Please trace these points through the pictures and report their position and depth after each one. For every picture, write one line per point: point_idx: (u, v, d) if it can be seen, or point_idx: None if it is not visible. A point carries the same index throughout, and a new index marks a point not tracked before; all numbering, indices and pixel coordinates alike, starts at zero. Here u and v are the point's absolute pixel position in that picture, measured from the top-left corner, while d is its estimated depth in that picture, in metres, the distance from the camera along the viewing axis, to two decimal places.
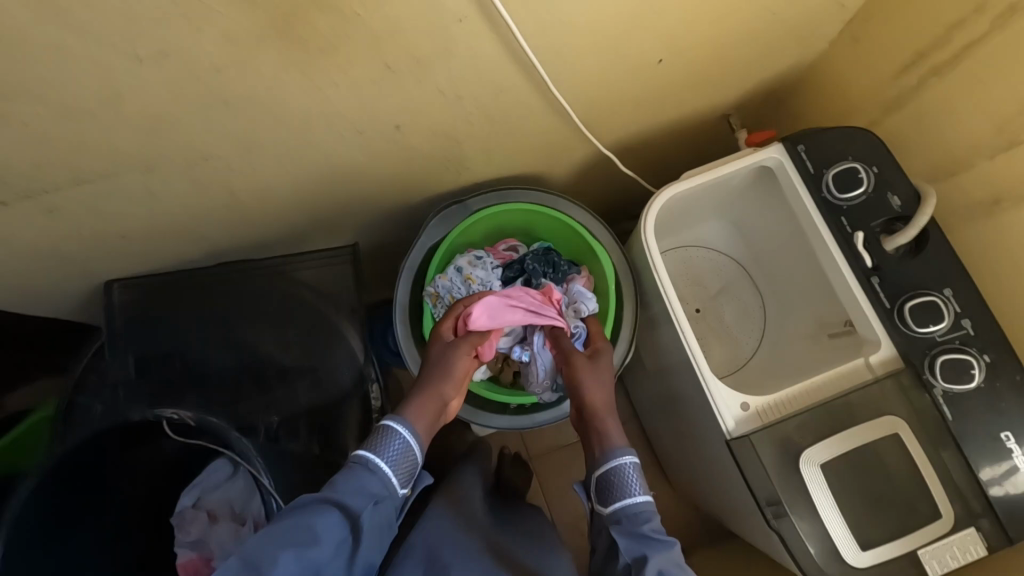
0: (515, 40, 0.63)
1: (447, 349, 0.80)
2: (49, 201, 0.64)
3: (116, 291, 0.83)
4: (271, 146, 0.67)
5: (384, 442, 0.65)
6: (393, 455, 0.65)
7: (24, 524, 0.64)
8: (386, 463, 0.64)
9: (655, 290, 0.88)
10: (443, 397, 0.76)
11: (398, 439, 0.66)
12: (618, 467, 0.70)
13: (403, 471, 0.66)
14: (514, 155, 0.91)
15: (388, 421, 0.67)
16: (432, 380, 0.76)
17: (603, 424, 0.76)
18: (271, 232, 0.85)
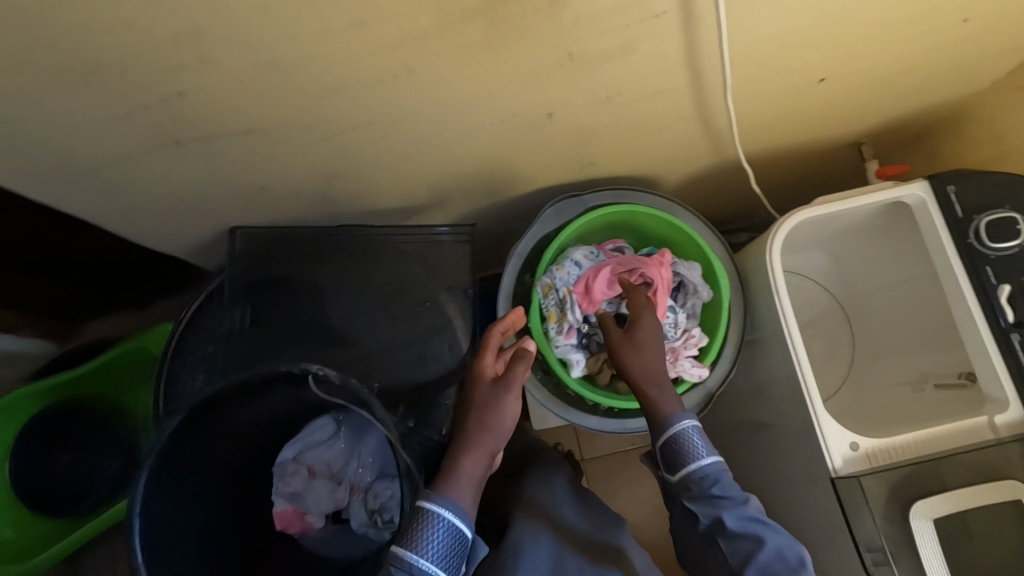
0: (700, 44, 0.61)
1: (489, 399, 0.72)
2: (211, 147, 0.65)
3: (238, 239, 0.85)
4: (430, 119, 0.67)
5: (427, 535, 0.62)
6: (439, 547, 0.61)
7: (162, 460, 0.60)
8: (431, 561, 0.60)
9: (771, 314, 0.85)
10: (490, 454, 0.70)
11: (443, 526, 0.62)
12: (682, 435, 0.71)
13: (453, 556, 0.63)
14: (641, 156, 0.89)
15: (429, 507, 0.62)
16: (472, 437, 0.70)
17: (653, 392, 0.74)
18: (392, 201, 0.86)
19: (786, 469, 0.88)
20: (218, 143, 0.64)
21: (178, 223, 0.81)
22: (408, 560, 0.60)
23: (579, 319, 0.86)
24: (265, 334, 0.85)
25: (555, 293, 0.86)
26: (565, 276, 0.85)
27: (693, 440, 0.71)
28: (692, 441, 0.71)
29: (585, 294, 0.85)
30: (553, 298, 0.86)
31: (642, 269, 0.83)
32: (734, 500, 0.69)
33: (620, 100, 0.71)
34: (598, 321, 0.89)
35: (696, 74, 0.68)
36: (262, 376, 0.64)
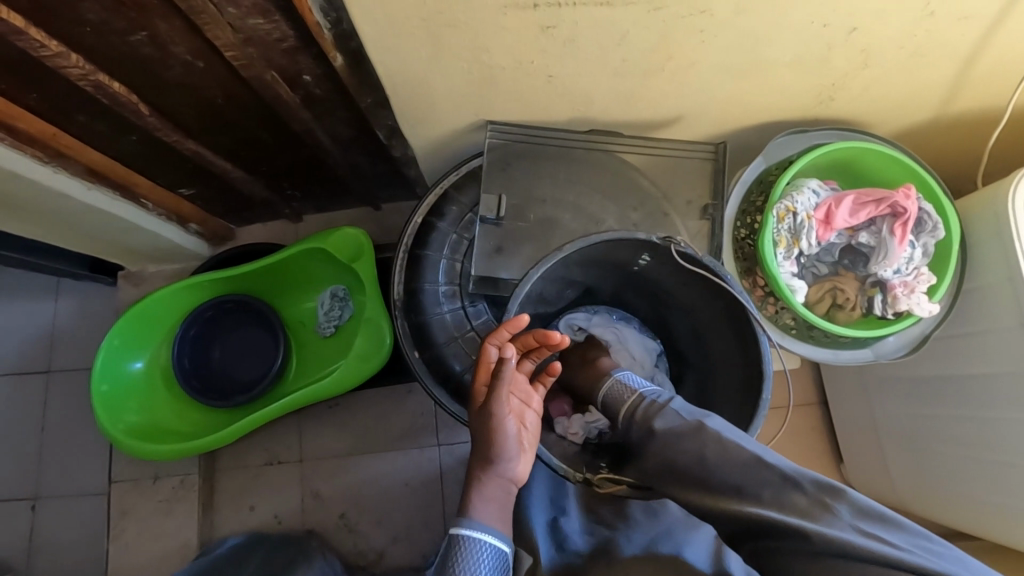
0: None
1: (486, 421, 0.71)
2: (549, 19, 0.67)
3: (489, 132, 0.89)
4: (757, 16, 0.69)
5: (469, 556, 0.63)
6: (478, 567, 0.63)
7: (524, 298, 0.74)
8: (484, 572, 0.63)
9: (1004, 259, 0.87)
10: (502, 473, 0.71)
11: (483, 548, 0.64)
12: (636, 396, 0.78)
13: (499, 573, 0.65)
14: (881, 101, 0.91)
15: (461, 531, 0.65)
16: (483, 460, 0.71)
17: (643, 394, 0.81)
18: (644, 115, 0.88)
19: (993, 416, 0.90)
20: (566, 14, 0.66)
21: (448, 106, 0.84)
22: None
23: (811, 245, 0.89)
24: (517, 228, 0.92)
25: (791, 218, 0.88)
26: (805, 202, 0.88)
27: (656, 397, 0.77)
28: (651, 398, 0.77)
29: (823, 221, 0.88)
30: (789, 223, 0.88)
31: (891, 199, 0.85)
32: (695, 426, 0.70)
33: (926, 21, 0.73)
34: (821, 254, 0.92)
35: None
36: (633, 239, 0.74)
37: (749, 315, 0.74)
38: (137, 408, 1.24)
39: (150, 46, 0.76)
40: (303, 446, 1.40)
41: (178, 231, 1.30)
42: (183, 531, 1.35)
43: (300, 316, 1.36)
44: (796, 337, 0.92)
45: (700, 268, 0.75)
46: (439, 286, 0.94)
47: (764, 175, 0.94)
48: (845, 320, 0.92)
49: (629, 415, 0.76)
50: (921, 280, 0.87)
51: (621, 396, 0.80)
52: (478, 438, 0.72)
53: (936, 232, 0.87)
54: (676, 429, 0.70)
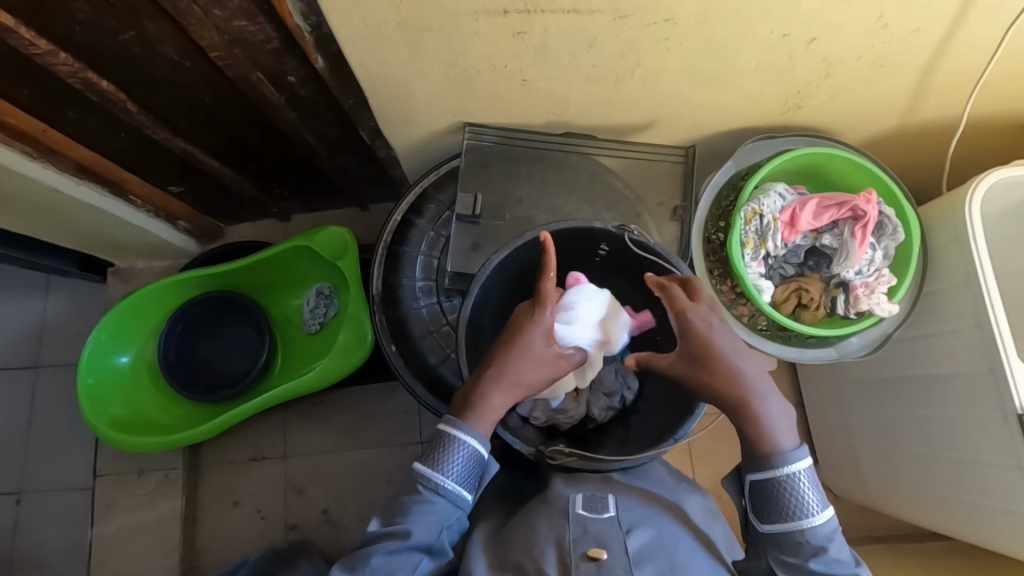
0: None
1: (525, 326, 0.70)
2: (520, 26, 0.70)
3: (466, 134, 0.92)
4: (720, 25, 0.73)
5: (449, 455, 0.67)
6: (459, 466, 0.67)
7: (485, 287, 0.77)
8: (453, 479, 0.67)
9: (962, 263, 0.90)
10: (519, 376, 0.69)
11: (461, 451, 0.67)
12: (786, 478, 0.64)
13: (471, 477, 0.69)
14: (847, 109, 0.94)
15: (448, 429, 0.68)
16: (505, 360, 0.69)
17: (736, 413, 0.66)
18: (618, 119, 0.91)
19: (954, 414, 0.93)
20: (536, 20, 0.69)
21: (427, 107, 0.87)
22: (434, 480, 0.67)
23: (777, 246, 0.92)
24: (494, 226, 0.95)
25: (758, 220, 0.91)
26: (771, 204, 0.91)
27: (801, 489, 0.65)
28: (803, 495, 0.64)
29: (788, 223, 0.91)
30: (755, 225, 0.91)
31: (852, 203, 0.89)
32: (803, 502, 0.64)
33: (882, 33, 0.77)
34: (787, 255, 0.95)
35: (963, 13, 0.74)
36: (593, 228, 0.77)
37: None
38: (122, 401, 1.26)
39: (138, 45, 0.79)
40: (288, 442, 1.42)
41: (167, 228, 1.32)
42: (166, 526, 1.36)
43: (286, 313, 1.38)
44: (762, 336, 0.95)
45: (652, 256, 0.78)
46: (416, 281, 0.97)
47: (734, 179, 0.98)
48: (810, 320, 0.94)
49: (752, 470, 0.66)
50: (881, 281, 0.90)
51: (754, 452, 0.66)
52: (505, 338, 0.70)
53: (896, 236, 0.91)
54: (788, 507, 0.64)
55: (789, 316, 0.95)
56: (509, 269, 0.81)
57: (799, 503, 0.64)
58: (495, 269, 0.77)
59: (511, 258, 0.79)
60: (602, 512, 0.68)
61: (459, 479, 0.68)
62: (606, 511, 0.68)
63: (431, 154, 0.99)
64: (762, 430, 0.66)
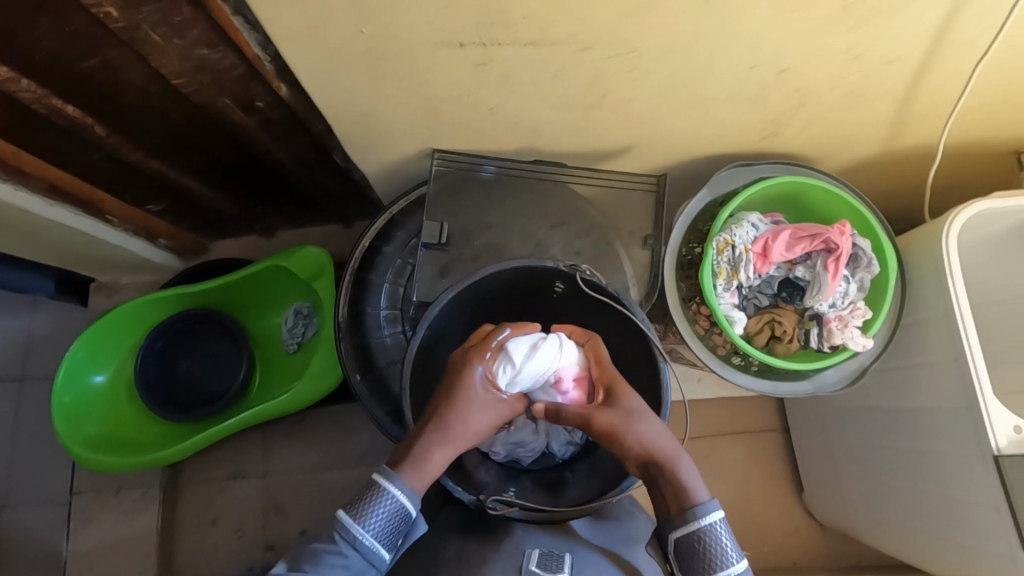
0: None
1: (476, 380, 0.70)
2: (481, 57, 0.69)
3: (435, 161, 0.91)
4: (686, 57, 0.71)
5: (372, 506, 0.61)
6: (380, 521, 0.61)
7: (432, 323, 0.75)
8: (371, 532, 0.60)
9: (939, 296, 0.88)
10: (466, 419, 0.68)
11: (387, 501, 0.61)
12: (695, 522, 0.62)
13: (391, 533, 0.62)
14: (826, 134, 0.93)
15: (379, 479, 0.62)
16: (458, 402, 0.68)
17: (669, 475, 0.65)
18: (590, 145, 0.90)
19: (934, 451, 0.91)
20: (495, 52, 0.68)
21: (396, 135, 0.86)
22: (352, 532, 0.60)
23: (750, 277, 0.90)
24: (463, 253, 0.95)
25: (730, 250, 0.89)
26: (743, 235, 0.90)
27: (715, 544, 0.62)
28: (715, 545, 0.62)
29: (761, 254, 0.89)
30: (728, 255, 0.89)
31: (825, 234, 0.86)
32: (717, 558, 0.61)
33: (853, 64, 0.75)
34: (761, 286, 0.93)
35: (934, 47, 0.73)
36: (547, 265, 0.75)
37: (649, 342, 0.75)
38: (98, 420, 1.26)
39: (102, 71, 0.79)
40: (267, 460, 1.41)
41: (145, 245, 1.32)
42: (143, 543, 1.35)
43: (265, 331, 1.38)
44: (734, 368, 0.93)
45: (604, 296, 0.76)
46: (380, 310, 0.96)
47: (709, 205, 0.96)
48: (784, 353, 0.91)
49: (670, 529, 0.63)
50: (858, 315, 0.87)
51: (670, 508, 0.64)
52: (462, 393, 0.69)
53: (872, 268, 0.89)
54: (695, 559, 0.62)
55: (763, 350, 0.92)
56: (463, 303, 0.80)
57: (718, 556, 0.61)
58: (444, 306, 0.76)
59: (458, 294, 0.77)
60: (556, 571, 0.65)
61: (380, 535, 0.61)
62: (560, 570, 0.65)
63: (405, 178, 0.99)
64: (678, 485, 0.64)
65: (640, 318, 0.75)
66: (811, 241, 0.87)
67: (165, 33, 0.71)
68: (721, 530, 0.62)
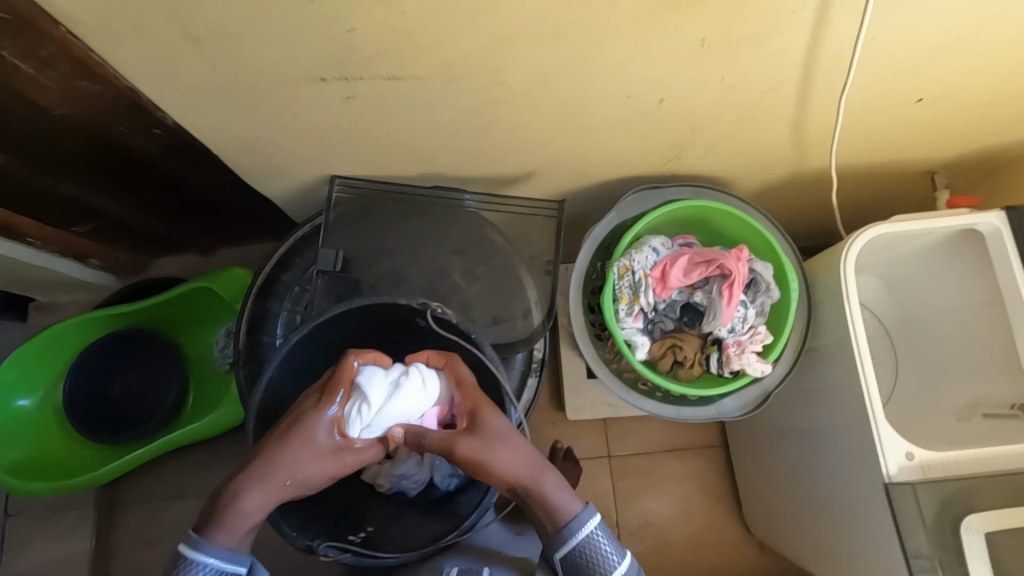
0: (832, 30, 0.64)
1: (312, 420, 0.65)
2: (348, 90, 0.68)
3: (335, 187, 0.89)
4: (559, 88, 0.71)
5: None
6: None
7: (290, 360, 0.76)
8: None
9: (839, 319, 0.87)
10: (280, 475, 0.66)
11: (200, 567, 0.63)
12: (572, 535, 0.70)
13: None
14: (728, 157, 0.93)
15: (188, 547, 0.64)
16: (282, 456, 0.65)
17: (541, 491, 0.70)
18: (489, 170, 0.89)
19: (838, 475, 0.90)
20: (361, 85, 0.67)
21: (288, 163, 0.85)
22: None
23: (651, 302, 0.90)
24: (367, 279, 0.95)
25: (631, 276, 0.89)
26: (643, 260, 0.89)
27: (597, 548, 0.69)
28: (596, 549, 0.69)
29: (660, 280, 0.90)
30: (628, 280, 0.89)
31: (720, 260, 0.86)
32: (602, 563, 0.69)
33: (734, 93, 0.75)
34: (666, 309, 0.93)
35: (809, 76, 0.72)
36: (397, 304, 0.76)
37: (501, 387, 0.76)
38: (24, 445, 1.25)
39: None
40: (203, 480, 1.40)
41: (77, 266, 1.31)
42: (77, 566, 1.34)
43: (199, 352, 1.38)
44: (641, 392, 0.93)
45: (455, 335, 0.78)
46: (277, 340, 0.93)
47: (617, 227, 0.97)
48: (687, 378, 0.91)
49: (555, 547, 0.70)
50: (758, 339, 0.88)
51: (550, 525, 0.71)
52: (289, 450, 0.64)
53: (771, 294, 0.89)
54: (585, 568, 0.69)
55: (668, 375, 0.92)
56: (332, 342, 0.81)
57: (600, 560, 0.69)
58: (303, 340, 0.76)
59: (310, 336, 0.77)
60: None
61: None
62: None
63: (311, 202, 0.98)
64: (552, 504, 0.70)
65: (489, 356, 0.78)
66: (706, 267, 0.87)
67: (34, 67, 0.71)
68: (600, 534, 0.71)
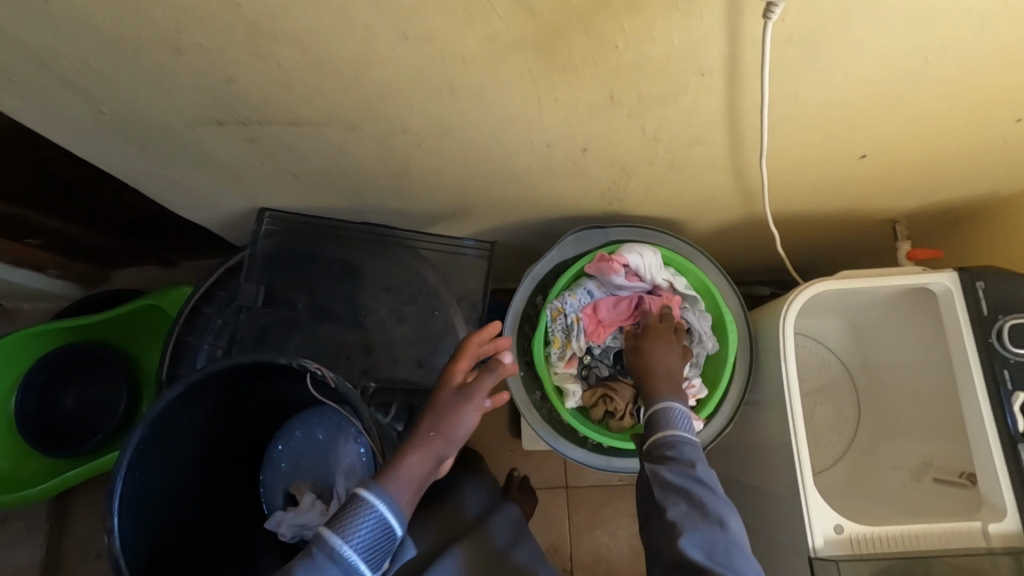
0: (747, 91, 0.60)
1: (450, 405, 0.68)
2: (248, 133, 0.66)
3: (265, 220, 0.88)
4: (469, 136, 0.68)
5: None
6: None
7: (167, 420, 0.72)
8: None
9: (776, 379, 0.83)
10: (441, 457, 0.67)
11: None
12: (665, 410, 0.73)
13: None
14: (670, 200, 0.89)
15: None
16: (433, 437, 0.67)
17: (654, 386, 0.76)
18: (419, 208, 0.87)
19: (769, 539, 0.86)
20: (259, 129, 0.65)
21: (210, 195, 0.83)
22: None
23: (584, 347, 0.87)
24: None
25: (563, 318, 0.86)
26: (576, 302, 0.86)
27: (678, 420, 0.73)
28: (677, 420, 0.72)
29: (594, 321, 0.87)
30: (561, 323, 0.86)
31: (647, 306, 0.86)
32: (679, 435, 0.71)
33: (658, 144, 0.71)
34: (601, 355, 0.90)
35: (734, 132, 0.69)
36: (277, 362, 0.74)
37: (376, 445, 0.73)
38: None
39: None
40: None
41: (37, 277, 1.29)
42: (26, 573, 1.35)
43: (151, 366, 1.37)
44: (570, 440, 0.89)
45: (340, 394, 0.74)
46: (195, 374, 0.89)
47: (558, 266, 0.94)
48: (618, 429, 0.89)
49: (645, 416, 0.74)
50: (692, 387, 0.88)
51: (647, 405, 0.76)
52: (439, 413, 0.69)
53: (706, 344, 0.88)
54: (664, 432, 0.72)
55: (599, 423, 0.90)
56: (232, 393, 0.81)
57: (676, 424, 0.72)
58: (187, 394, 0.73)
59: (198, 391, 0.76)
60: None
61: None
62: None
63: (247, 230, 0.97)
64: (651, 390, 0.76)
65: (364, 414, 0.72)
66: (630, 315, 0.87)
67: None
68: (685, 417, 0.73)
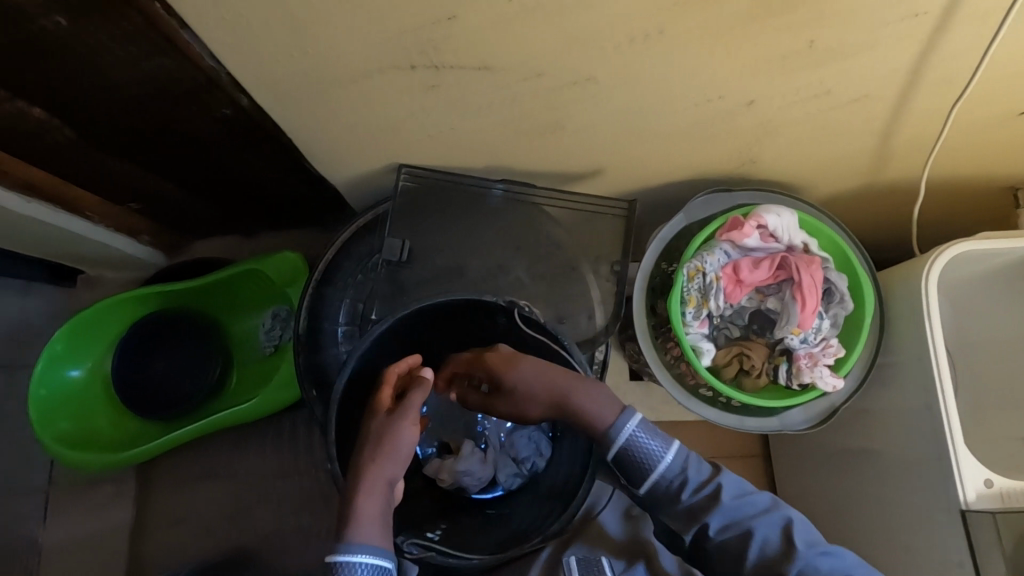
0: (945, 37, 0.61)
1: (384, 430, 0.72)
2: (433, 79, 0.67)
3: (404, 175, 0.87)
4: (646, 86, 0.68)
5: None
6: None
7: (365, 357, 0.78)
8: None
9: (914, 338, 0.84)
10: (389, 478, 0.70)
11: None
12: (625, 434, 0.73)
13: None
14: (803, 164, 0.90)
15: None
16: (375, 459, 0.70)
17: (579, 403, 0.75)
18: (557, 167, 0.87)
19: (899, 499, 0.87)
20: (446, 75, 0.66)
21: (356, 151, 0.84)
22: None
23: (721, 306, 0.87)
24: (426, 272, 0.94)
25: (701, 278, 0.86)
26: (714, 262, 0.87)
27: (643, 442, 0.73)
28: (642, 446, 0.73)
29: (732, 282, 0.87)
30: (698, 283, 0.86)
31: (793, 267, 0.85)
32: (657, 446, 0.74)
33: (825, 98, 0.72)
34: (733, 315, 0.91)
35: (909, 85, 0.70)
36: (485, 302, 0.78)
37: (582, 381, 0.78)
38: (72, 416, 1.26)
39: (58, 79, 0.77)
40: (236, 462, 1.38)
41: (131, 242, 1.31)
42: (113, 539, 1.33)
43: (242, 332, 1.38)
44: (701, 401, 0.90)
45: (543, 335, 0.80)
46: (338, 326, 0.95)
47: (684, 230, 0.94)
48: (752, 388, 0.90)
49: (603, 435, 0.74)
50: (831, 352, 0.86)
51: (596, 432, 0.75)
52: (370, 439, 0.72)
53: (844, 306, 0.87)
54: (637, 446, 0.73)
55: (731, 383, 0.91)
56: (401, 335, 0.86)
57: (647, 455, 0.73)
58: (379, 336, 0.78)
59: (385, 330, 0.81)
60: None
61: None
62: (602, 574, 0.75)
63: (372, 191, 0.97)
64: (590, 408, 0.75)
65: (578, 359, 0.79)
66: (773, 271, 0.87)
67: (115, 43, 0.70)
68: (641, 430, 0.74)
